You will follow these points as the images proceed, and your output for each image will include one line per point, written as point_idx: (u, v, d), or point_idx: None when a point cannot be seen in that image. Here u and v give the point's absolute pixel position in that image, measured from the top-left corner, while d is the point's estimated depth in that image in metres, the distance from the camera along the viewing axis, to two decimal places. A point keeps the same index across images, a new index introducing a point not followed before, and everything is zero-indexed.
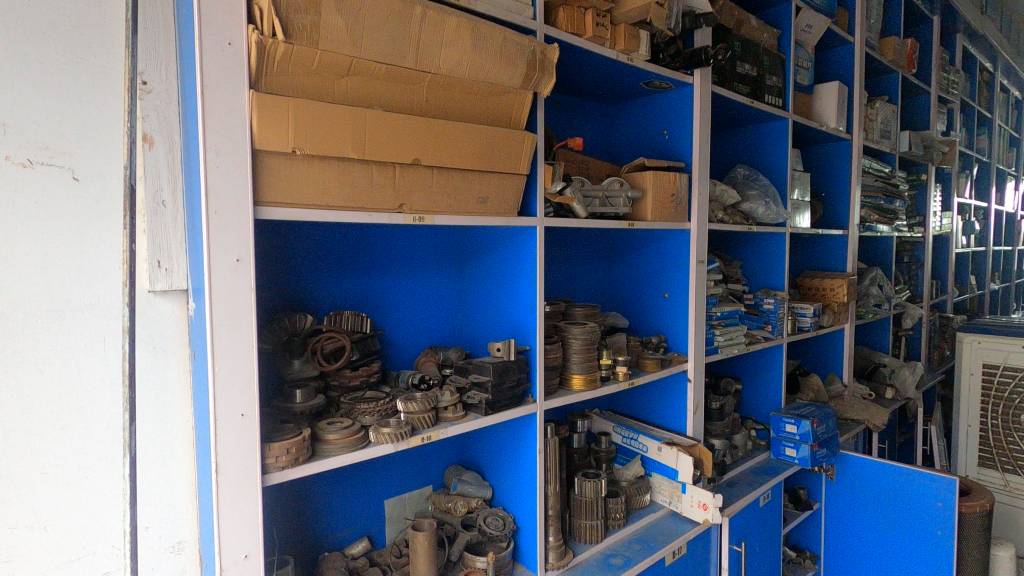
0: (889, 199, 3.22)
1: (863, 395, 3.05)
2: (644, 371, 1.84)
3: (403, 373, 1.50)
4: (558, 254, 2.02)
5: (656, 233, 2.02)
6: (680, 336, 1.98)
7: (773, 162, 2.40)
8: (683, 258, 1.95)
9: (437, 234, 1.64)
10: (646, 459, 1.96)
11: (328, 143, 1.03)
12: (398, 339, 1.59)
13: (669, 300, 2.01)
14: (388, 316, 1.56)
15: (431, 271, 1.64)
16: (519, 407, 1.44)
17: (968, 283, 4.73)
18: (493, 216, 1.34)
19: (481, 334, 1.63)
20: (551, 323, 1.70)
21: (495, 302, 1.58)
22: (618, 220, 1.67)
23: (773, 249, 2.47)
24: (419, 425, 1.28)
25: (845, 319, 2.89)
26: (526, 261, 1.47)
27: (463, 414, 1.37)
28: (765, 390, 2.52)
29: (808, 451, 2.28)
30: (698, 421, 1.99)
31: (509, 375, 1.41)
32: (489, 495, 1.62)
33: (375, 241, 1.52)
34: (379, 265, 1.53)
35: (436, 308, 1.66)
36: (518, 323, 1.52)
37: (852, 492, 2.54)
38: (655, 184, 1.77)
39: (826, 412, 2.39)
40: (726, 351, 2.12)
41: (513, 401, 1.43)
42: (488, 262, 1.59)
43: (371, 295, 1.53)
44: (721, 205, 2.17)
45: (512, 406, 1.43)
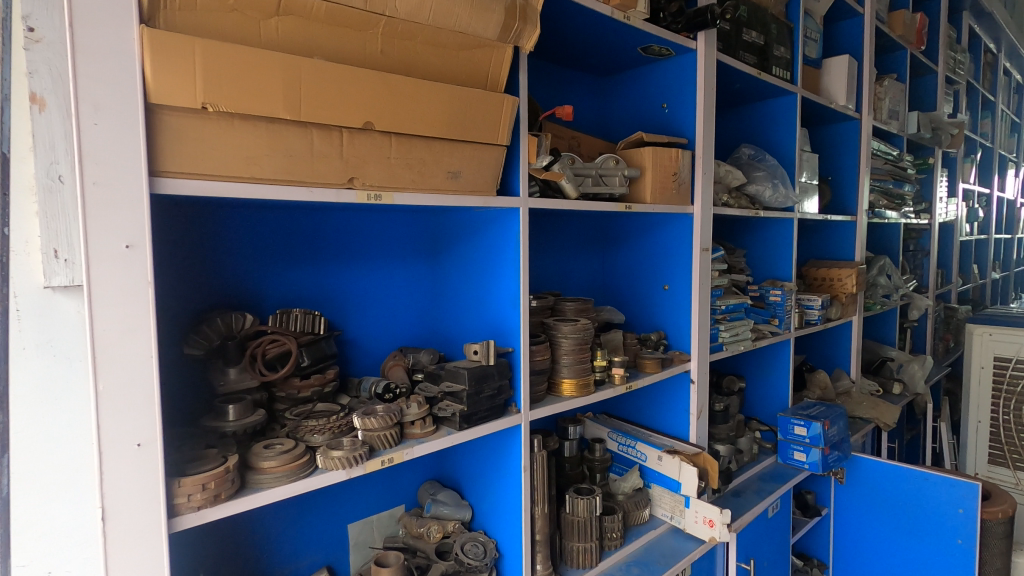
0: (898, 183, 3.04)
1: (871, 392, 2.88)
2: (643, 373, 1.64)
3: (365, 381, 1.29)
4: (547, 242, 1.81)
5: (655, 219, 1.83)
6: (681, 332, 1.79)
7: (780, 141, 2.20)
8: (685, 246, 1.75)
9: (406, 219, 1.43)
10: (645, 469, 1.77)
11: (251, 99, 0.81)
12: (362, 340, 1.38)
13: (670, 293, 1.81)
14: (350, 314, 1.35)
15: (400, 262, 1.43)
16: (500, 419, 1.24)
17: (971, 272, 4.58)
18: (467, 195, 1.13)
19: (458, 333, 1.43)
20: (538, 320, 1.49)
21: (473, 296, 1.37)
22: (614, 203, 1.47)
23: (780, 236, 2.28)
24: (379, 446, 1.07)
25: (853, 312, 2.72)
26: (508, 249, 1.27)
27: (433, 430, 1.16)
28: (770, 389, 2.34)
29: (819, 455, 2.10)
30: (702, 427, 1.81)
31: (488, 383, 1.21)
32: (468, 517, 1.42)
33: (333, 228, 1.31)
34: (338, 255, 1.33)
35: (407, 304, 1.45)
36: (499, 320, 1.31)
37: (862, 497, 2.37)
38: (654, 162, 1.57)
39: (837, 413, 2.21)
40: (731, 348, 1.93)
41: (493, 413, 1.23)
42: (464, 250, 1.39)
43: (329, 290, 1.31)
44: (725, 187, 1.97)
45: (492, 418, 1.22)
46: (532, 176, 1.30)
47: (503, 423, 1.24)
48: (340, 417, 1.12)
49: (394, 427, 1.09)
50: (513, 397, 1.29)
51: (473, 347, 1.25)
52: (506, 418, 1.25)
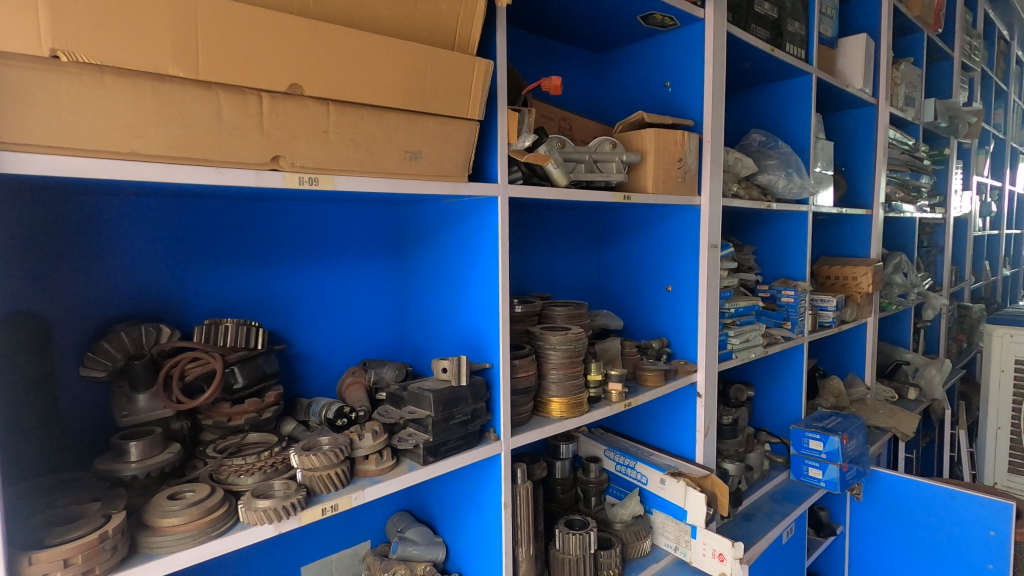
0: (914, 175, 2.84)
1: (886, 398, 2.69)
2: (643, 387, 1.44)
3: (316, 403, 1.09)
4: (535, 238, 1.61)
5: (656, 212, 1.63)
6: (687, 339, 1.59)
7: (794, 127, 2.00)
8: (691, 241, 1.55)
9: (368, 210, 1.23)
10: (646, 493, 1.57)
11: (125, 47, 0.61)
12: (316, 352, 1.18)
13: (674, 294, 1.61)
14: (302, 322, 1.15)
15: (362, 260, 1.23)
16: (475, 450, 1.04)
17: (984, 269, 4.39)
18: (430, 181, 0.93)
19: (430, 343, 1.24)
20: (523, 329, 1.29)
21: (446, 301, 1.18)
22: (610, 192, 1.27)
23: (793, 232, 2.09)
24: (322, 489, 0.87)
25: (867, 313, 2.52)
26: (485, 246, 1.07)
27: (391, 465, 0.96)
28: (781, 398, 2.14)
29: (837, 473, 1.91)
30: (709, 445, 1.62)
31: (459, 408, 1.01)
32: (441, 557, 1.23)
33: (279, 221, 1.11)
34: (286, 254, 1.12)
35: (370, 309, 1.26)
36: (475, 329, 1.11)
37: (881, 514, 2.20)
38: (657, 145, 1.37)
39: (856, 426, 2.02)
40: (741, 356, 1.73)
41: (466, 443, 1.03)
42: (436, 246, 1.19)
43: (274, 294, 1.11)
44: (734, 176, 1.77)
45: (465, 449, 1.03)
46: (513, 161, 1.10)
47: (479, 455, 1.04)
48: (276, 452, 0.92)
49: (341, 466, 0.89)
50: (491, 421, 1.09)
51: (441, 365, 1.04)
52: (482, 447, 1.05)
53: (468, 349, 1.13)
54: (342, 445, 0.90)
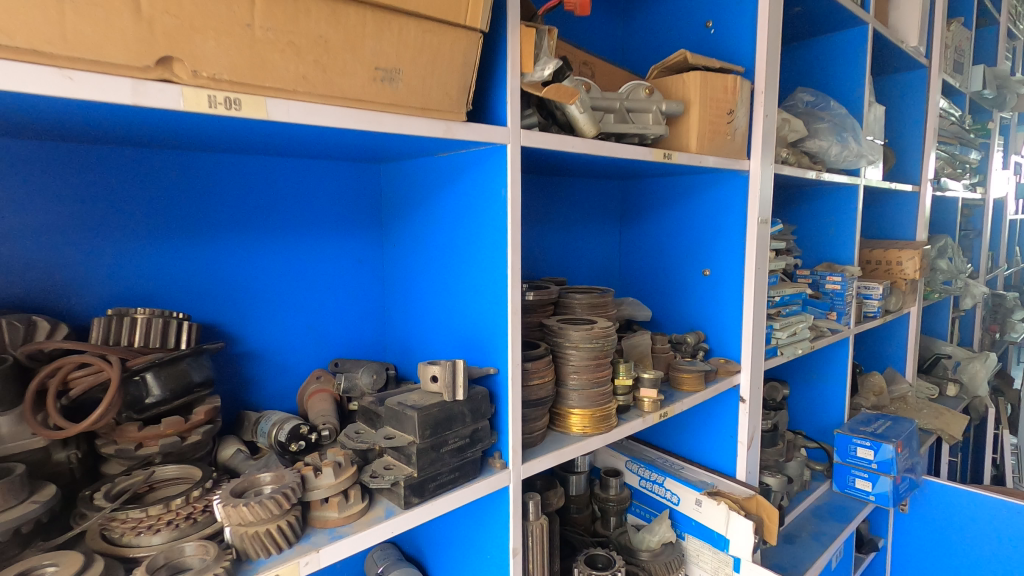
0: (961, 150, 2.57)
1: (927, 396, 2.44)
2: (678, 392, 1.19)
3: (264, 421, 0.83)
4: (550, 213, 1.34)
5: (692, 180, 1.36)
6: (727, 333, 1.34)
7: (846, 87, 1.72)
8: (735, 215, 1.30)
9: (339, 169, 0.98)
10: (677, 515, 1.33)
11: None
12: (273, 349, 0.93)
13: (712, 279, 1.35)
14: (252, 311, 0.90)
15: (333, 233, 0.98)
16: (475, 486, 0.78)
17: (1016, 255, 4.12)
18: (414, 117, 0.66)
19: (417, 337, 0.98)
20: (536, 321, 1.02)
21: (435, 286, 0.92)
22: (647, 149, 1.00)
23: (840, 209, 1.82)
24: (257, 553, 0.61)
25: (912, 302, 2.27)
26: (489, 212, 0.81)
27: (361, 509, 0.71)
28: (821, 398, 1.89)
29: (890, 485, 1.66)
30: (752, 458, 1.37)
31: (453, 431, 0.75)
32: None
33: (219, 180, 0.84)
34: (230, 223, 0.86)
35: (341, 293, 1.01)
36: (475, 321, 0.86)
37: (928, 528, 1.96)
38: (703, 93, 1.10)
39: (910, 431, 1.77)
40: (787, 352, 1.48)
41: (462, 477, 0.77)
42: (425, 215, 0.93)
43: (216, 275, 0.86)
44: (780, 141, 1.50)
45: (460, 486, 0.77)
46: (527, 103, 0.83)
47: (479, 492, 0.78)
48: (198, 497, 0.65)
49: (287, 516, 0.64)
50: (496, 444, 0.83)
51: (428, 373, 0.77)
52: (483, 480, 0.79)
53: (466, 348, 0.88)
54: (289, 488, 0.64)
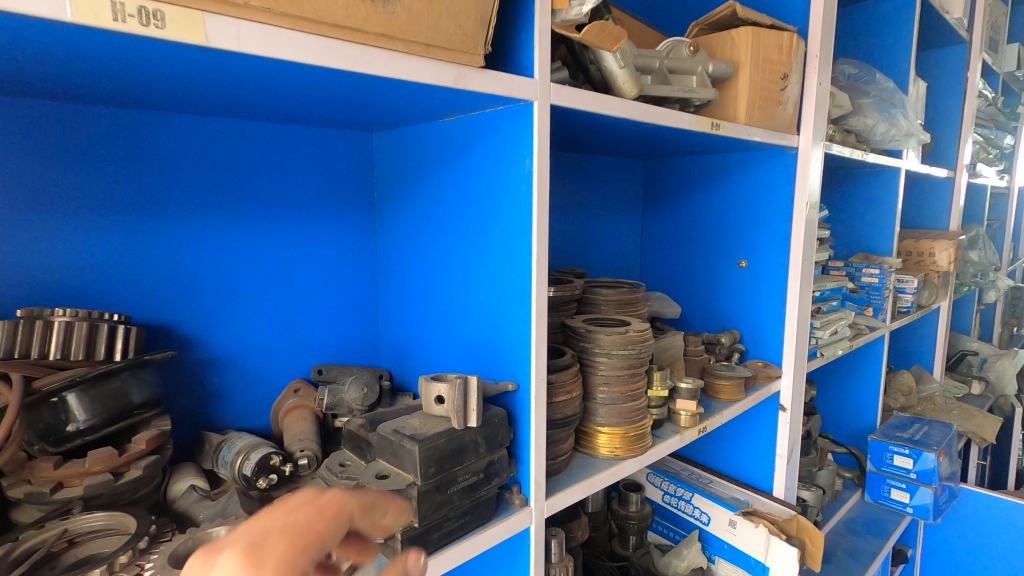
0: (994, 135, 2.42)
1: (955, 396, 2.31)
2: (716, 403, 1.03)
3: (225, 449, 0.66)
4: (569, 195, 1.18)
5: (728, 159, 1.20)
6: (766, 332, 1.18)
7: (891, 59, 1.56)
8: (777, 198, 1.14)
9: (321, 138, 0.82)
10: (708, 536, 1.18)
11: None
12: (243, 356, 0.77)
13: (747, 271, 1.20)
14: (216, 308, 0.75)
15: (314, 215, 0.83)
16: (488, 533, 0.62)
17: None
18: (415, 57, 0.50)
19: (417, 340, 0.83)
20: (559, 322, 0.87)
21: (439, 279, 0.76)
22: (694, 116, 0.83)
23: (878, 195, 1.66)
24: None
25: (943, 296, 2.12)
26: (505, 188, 0.65)
27: None
28: (852, 401, 1.75)
29: (930, 497, 1.53)
30: (791, 472, 1.22)
31: (464, 466, 0.59)
32: None
33: (172, 148, 0.69)
34: (186, 200, 0.71)
35: (325, 285, 0.86)
36: (488, 325, 0.70)
37: (960, 540, 1.83)
38: (755, 53, 0.93)
39: (951, 437, 1.63)
40: (828, 353, 1.33)
41: (473, 522, 0.61)
42: (424, 193, 0.78)
43: (168, 264, 0.70)
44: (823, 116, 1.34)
45: (470, 535, 0.61)
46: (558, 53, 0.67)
47: (494, 540, 0.63)
48: (125, 564, 0.48)
49: None
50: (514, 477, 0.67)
51: (433, 393, 0.61)
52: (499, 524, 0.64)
53: (477, 355, 0.72)
54: None
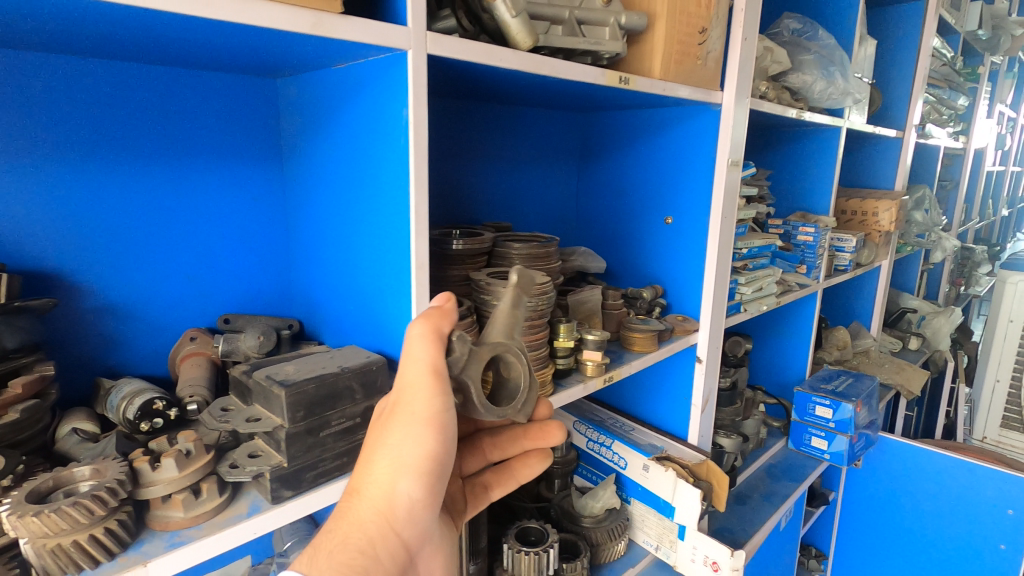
0: (948, 95, 2.44)
1: (890, 350, 2.42)
2: (629, 355, 1.07)
3: (112, 395, 0.67)
4: (497, 147, 1.17)
5: (660, 114, 1.19)
6: (686, 289, 1.21)
7: (837, 16, 1.55)
8: (702, 155, 1.15)
9: (222, 84, 0.81)
10: (624, 480, 1.25)
11: None
12: (140, 307, 0.78)
13: (673, 229, 1.22)
14: (109, 256, 0.74)
15: (218, 166, 0.82)
16: (498, 486, 0.83)
17: (988, 210, 4.11)
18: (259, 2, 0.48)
19: (322, 291, 0.83)
20: (463, 275, 0.88)
21: (336, 231, 0.77)
22: (599, 70, 0.83)
23: (818, 153, 1.68)
24: (62, 570, 0.48)
25: (884, 254, 2.18)
26: (388, 141, 0.65)
27: (224, 502, 0.58)
28: (783, 354, 1.83)
29: (846, 445, 1.62)
30: (706, 420, 1.28)
31: (337, 411, 0.62)
32: None
33: (47, 90, 0.67)
34: (66, 145, 0.69)
35: (232, 236, 0.85)
36: (378, 278, 0.71)
37: (876, 486, 1.92)
38: (671, 6, 0.91)
39: (872, 389, 1.71)
40: (752, 309, 1.37)
41: (474, 481, 0.82)
42: (323, 143, 0.77)
43: (51, 211, 0.69)
44: (761, 73, 1.34)
45: (483, 494, 0.82)
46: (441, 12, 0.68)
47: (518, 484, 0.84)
48: None
49: (106, 522, 0.50)
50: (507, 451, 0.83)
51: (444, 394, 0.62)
52: (502, 482, 0.84)
53: (368, 308, 0.74)
54: (108, 487, 0.51)
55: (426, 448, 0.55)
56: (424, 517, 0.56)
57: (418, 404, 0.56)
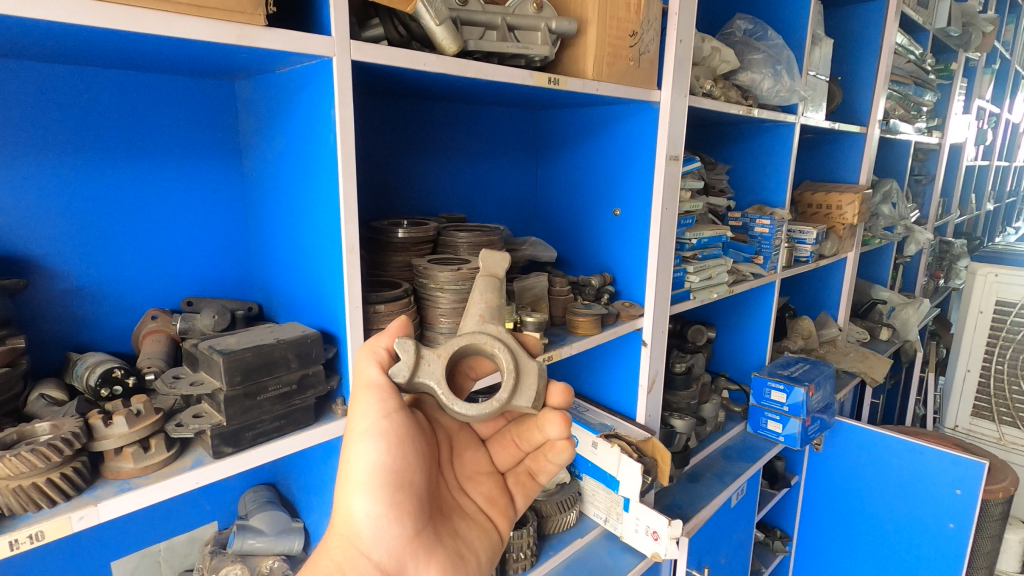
0: (915, 90, 2.50)
1: (857, 340, 2.49)
2: (572, 337, 1.14)
3: (77, 366, 0.75)
4: (453, 143, 1.24)
5: (607, 112, 1.26)
6: (633, 277, 1.28)
7: (789, 16, 1.61)
8: (643, 151, 1.22)
9: (182, 86, 0.88)
10: (575, 456, 1.33)
11: None
12: (104, 289, 0.85)
13: (621, 221, 1.29)
14: (77, 243, 0.82)
15: (179, 161, 0.90)
16: (543, 472, 0.85)
17: (969, 204, 4.17)
18: (188, 17, 0.56)
19: (276, 276, 0.91)
20: (406, 261, 0.96)
21: (285, 220, 0.85)
22: (527, 72, 0.91)
23: (775, 149, 1.75)
24: (23, 508, 0.56)
25: (849, 247, 2.25)
26: (321, 138, 0.72)
27: (171, 456, 0.66)
28: (744, 342, 1.91)
29: (798, 428, 1.69)
30: (654, 401, 1.36)
31: (273, 377, 0.70)
32: (297, 548, 0.96)
33: (17, 92, 0.75)
34: (36, 141, 0.77)
35: (194, 225, 0.93)
36: (318, 262, 0.79)
37: (835, 469, 1.99)
38: (602, 11, 0.99)
39: (826, 375, 1.78)
40: (700, 296, 1.44)
41: (519, 470, 0.85)
42: (273, 140, 0.84)
43: (19, 201, 0.77)
44: (709, 72, 1.41)
45: (531, 481, 0.85)
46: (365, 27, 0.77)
47: (561, 467, 0.84)
48: None
49: (62, 468, 0.58)
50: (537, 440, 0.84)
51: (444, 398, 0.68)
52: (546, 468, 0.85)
53: (310, 288, 0.81)
54: (63, 438, 0.59)
55: (373, 460, 0.62)
56: (392, 531, 0.62)
57: (358, 423, 0.64)
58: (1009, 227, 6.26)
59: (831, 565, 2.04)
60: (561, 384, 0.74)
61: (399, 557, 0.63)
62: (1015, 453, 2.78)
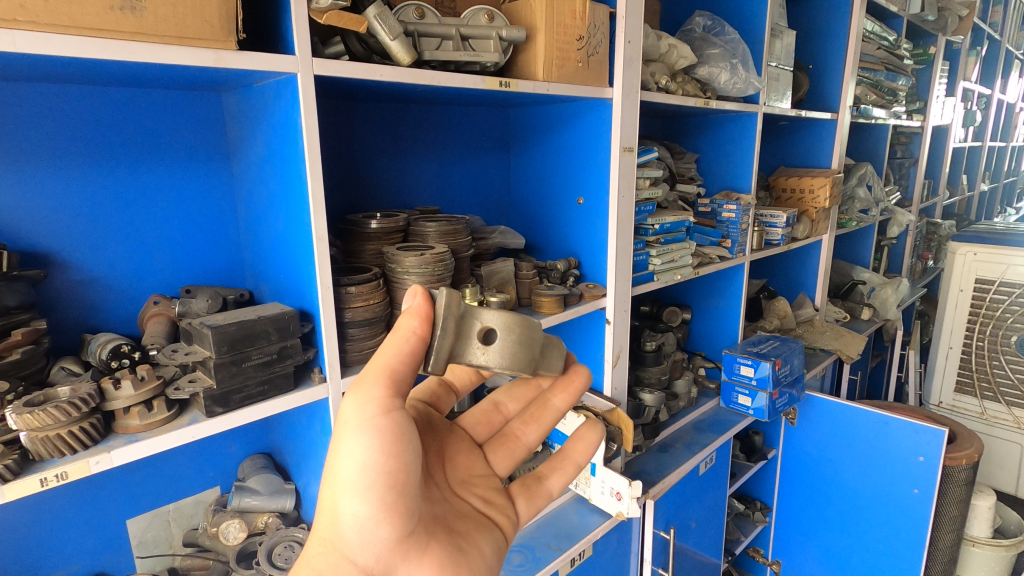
0: (889, 75, 2.57)
1: (835, 319, 2.58)
2: (536, 315, 1.24)
3: (92, 342, 0.88)
4: (425, 140, 1.36)
5: (567, 109, 1.36)
6: (595, 260, 1.39)
7: (747, 11, 1.71)
8: (599, 143, 1.32)
9: (175, 99, 1.00)
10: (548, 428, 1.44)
11: None
12: (112, 279, 0.97)
13: (584, 209, 1.39)
14: (87, 239, 0.94)
15: (171, 165, 1.01)
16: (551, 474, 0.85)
17: (960, 184, 4.21)
18: (171, 46, 0.67)
19: (263, 267, 1.02)
20: (378, 249, 1.08)
21: (268, 216, 0.96)
22: (479, 77, 1.01)
23: (740, 137, 1.84)
24: (50, 454, 0.69)
25: (823, 229, 2.33)
26: (293, 143, 0.84)
27: (169, 415, 0.78)
28: (718, 321, 2.01)
29: (766, 400, 1.78)
30: (619, 375, 1.46)
31: (257, 348, 0.82)
32: (289, 507, 1.09)
33: (30, 109, 0.87)
34: (50, 153, 0.89)
35: (188, 222, 1.04)
36: (295, 250, 0.90)
37: (810, 441, 2.08)
38: (550, 18, 1.09)
39: (794, 350, 1.87)
40: (663, 278, 1.55)
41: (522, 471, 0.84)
42: (255, 145, 0.95)
43: (32, 203, 0.89)
44: (666, 67, 1.50)
45: (539, 485, 0.84)
46: (329, 42, 0.90)
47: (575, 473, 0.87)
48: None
49: (80, 422, 0.71)
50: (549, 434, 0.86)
51: (473, 348, 0.63)
52: (558, 470, 0.86)
53: (290, 273, 0.93)
54: (81, 398, 0.71)
55: (364, 460, 0.57)
56: (380, 535, 0.59)
57: (355, 415, 0.58)
58: (1008, 208, 6.23)
59: (808, 536, 2.14)
60: (582, 370, 0.82)
61: (387, 557, 0.60)
62: (997, 427, 2.85)
